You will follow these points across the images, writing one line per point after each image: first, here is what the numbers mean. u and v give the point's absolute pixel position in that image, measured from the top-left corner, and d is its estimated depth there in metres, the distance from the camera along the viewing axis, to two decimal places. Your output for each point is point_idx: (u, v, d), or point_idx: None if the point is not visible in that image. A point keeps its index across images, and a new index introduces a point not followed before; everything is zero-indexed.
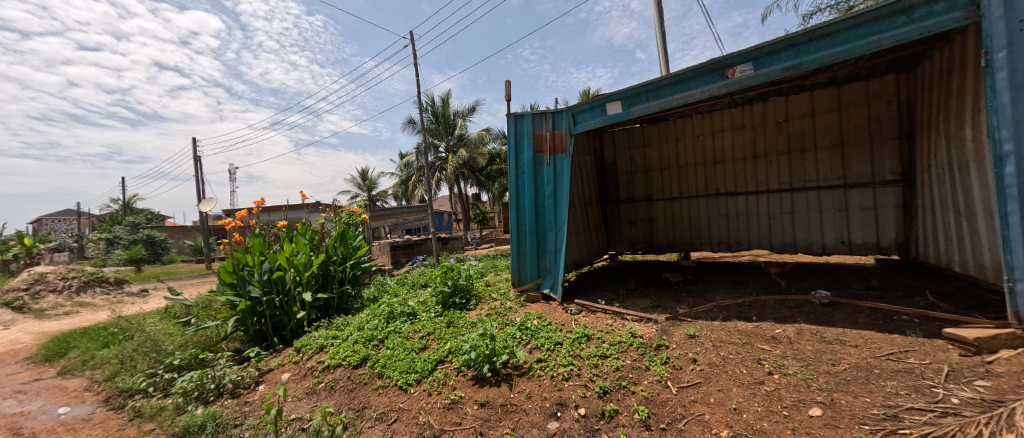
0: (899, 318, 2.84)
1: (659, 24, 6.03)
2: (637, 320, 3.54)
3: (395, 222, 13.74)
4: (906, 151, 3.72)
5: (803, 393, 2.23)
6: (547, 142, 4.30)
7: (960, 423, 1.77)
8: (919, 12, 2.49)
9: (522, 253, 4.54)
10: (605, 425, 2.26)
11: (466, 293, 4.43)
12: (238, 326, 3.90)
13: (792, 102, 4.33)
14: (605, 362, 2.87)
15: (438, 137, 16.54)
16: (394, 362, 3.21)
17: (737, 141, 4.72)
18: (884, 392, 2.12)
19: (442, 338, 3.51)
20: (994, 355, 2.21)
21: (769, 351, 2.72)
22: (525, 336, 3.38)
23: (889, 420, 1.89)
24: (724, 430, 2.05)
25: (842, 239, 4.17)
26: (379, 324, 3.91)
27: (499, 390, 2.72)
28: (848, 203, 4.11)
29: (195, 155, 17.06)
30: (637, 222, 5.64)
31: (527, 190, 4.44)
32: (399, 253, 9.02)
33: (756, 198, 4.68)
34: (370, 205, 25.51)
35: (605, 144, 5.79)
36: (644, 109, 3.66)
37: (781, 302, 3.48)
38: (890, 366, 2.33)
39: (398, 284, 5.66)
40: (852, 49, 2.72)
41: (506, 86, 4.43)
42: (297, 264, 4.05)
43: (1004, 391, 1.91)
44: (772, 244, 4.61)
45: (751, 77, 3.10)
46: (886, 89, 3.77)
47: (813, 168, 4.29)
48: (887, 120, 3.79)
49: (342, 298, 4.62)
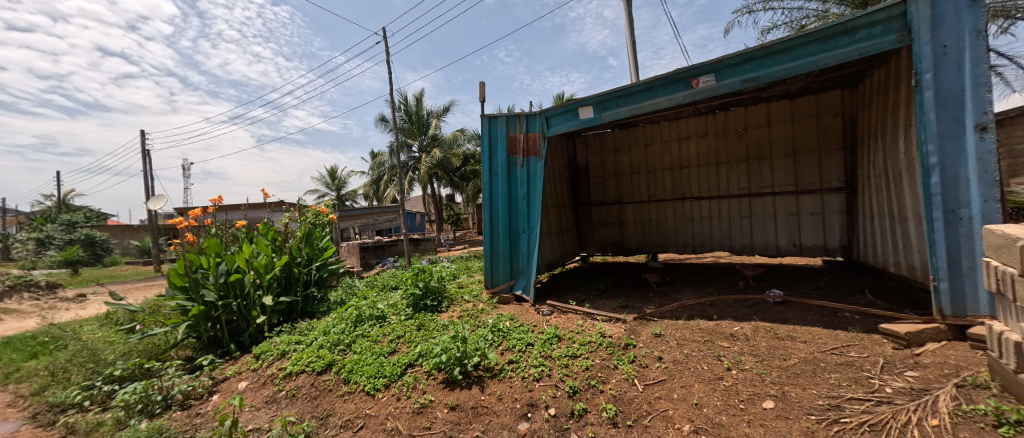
0: (842, 314, 3.06)
1: (630, 33, 6.23)
2: (606, 320, 3.61)
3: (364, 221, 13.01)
4: (849, 160, 4.03)
5: (758, 386, 2.36)
6: (520, 144, 4.33)
7: (893, 411, 1.96)
8: (860, 33, 2.71)
9: (495, 255, 4.53)
10: (574, 424, 2.29)
11: (438, 296, 4.37)
12: (189, 332, 3.66)
13: (751, 112, 4.59)
14: (575, 361, 2.91)
15: (412, 137, 16.29)
16: (361, 367, 3.10)
17: (702, 148, 4.94)
18: (829, 383, 2.28)
19: (413, 341, 3.44)
20: (921, 347, 2.44)
21: (728, 348, 2.86)
22: (497, 338, 3.38)
23: (832, 410, 2.05)
24: (686, 424, 2.14)
25: (794, 241, 4.45)
26: (346, 328, 3.78)
27: (469, 393, 2.69)
28: (800, 208, 4.39)
29: (144, 148, 15.93)
30: (608, 224, 5.78)
31: (501, 191, 4.44)
32: (368, 255, 8.78)
33: (719, 202, 4.91)
34: (340, 205, 24.67)
35: (578, 147, 5.91)
36: (615, 115, 3.76)
37: (739, 301, 3.68)
38: (834, 360, 2.51)
39: (367, 287, 5.50)
40: (804, 65, 2.92)
41: (479, 87, 4.41)
42: (257, 267, 3.83)
43: (929, 381, 2.13)
44: (733, 246, 4.86)
45: (714, 88, 3.25)
46: (833, 103, 4.07)
47: (769, 175, 4.56)
48: (834, 132, 4.10)
49: (307, 301, 4.43)
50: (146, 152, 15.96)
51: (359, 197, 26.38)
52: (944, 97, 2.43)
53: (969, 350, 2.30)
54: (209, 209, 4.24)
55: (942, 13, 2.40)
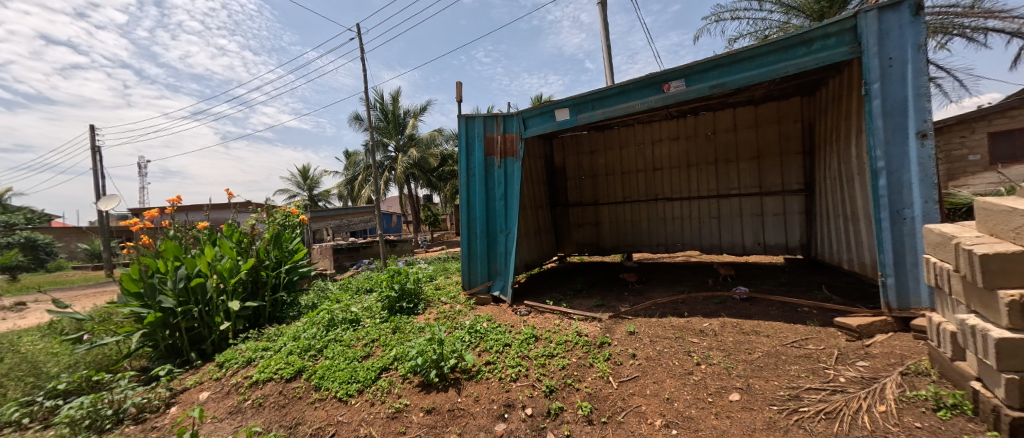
0: (801, 309, 3.24)
1: (605, 38, 6.37)
2: (582, 319, 3.66)
3: (338, 222, 12.53)
4: (808, 163, 4.28)
5: (725, 380, 2.46)
6: (497, 145, 4.33)
7: (846, 399, 2.09)
8: (816, 44, 2.87)
9: (473, 256, 4.51)
10: (550, 423, 2.31)
11: (414, 298, 4.30)
12: (144, 341, 3.44)
13: (719, 116, 4.78)
14: (552, 361, 2.93)
15: (388, 136, 15.98)
16: (333, 372, 3.00)
17: (674, 150, 5.11)
18: (789, 375, 2.41)
19: (388, 345, 3.37)
20: (871, 339, 2.62)
21: (697, 343, 2.96)
22: (474, 339, 3.35)
23: (792, 400, 2.16)
24: (658, 419, 2.20)
25: (759, 241, 4.67)
26: (317, 333, 3.65)
27: (446, 395, 2.65)
28: (764, 209, 4.61)
29: (93, 144, 14.81)
30: (585, 225, 5.87)
31: (478, 192, 4.42)
32: (342, 257, 8.53)
33: (690, 203, 5.08)
34: (313, 205, 23.84)
35: (555, 149, 5.97)
36: (591, 117, 3.82)
37: (708, 298, 3.82)
38: (794, 352, 2.65)
39: (341, 289, 5.35)
40: (767, 73, 3.05)
41: (456, 86, 4.37)
42: (221, 270, 3.65)
43: (878, 370, 2.29)
44: (703, 245, 5.04)
45: (684, 93, 3.36)
46: (793, 109, 4.31)
47: (736, 177, 4.76)
48: (794, 137, 4.34)
49: (275, 306, 4.26)
50: (96, 149, 14.86)
51: (334, 197, 25.60)
52: (890, 106, 2.61)
53: (912, 340, 2.48)
54: (166, 210, 3.98)
55: (887, 29, 2.59)
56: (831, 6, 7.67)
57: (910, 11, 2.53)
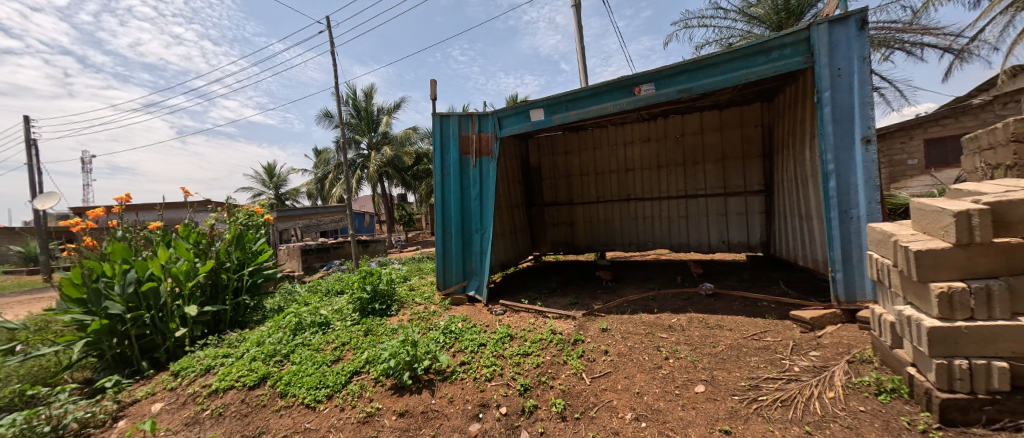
0: (761, 304, 3.43)
1: (579, 40, 6.47)
2: (557, 317, 3.71)
3: (308, 222, 12.16)
4: (768, 166, 4.52)
5: (691, 372, 2.56)
6: (473, 144, 4.30)
7: (799, 387, 2.23)
8: (775, 53, 3.03)
9: (448, 256, 4.46)
10: (524, 421, 2.32)
11: (387, 299, 4.21)
12: (88, 350, 3.18)
13: (687, 120, 4.96)
14: (527, 359, 2.95)
15: (361, 133, 15.57)
16: (300, 378, 2.89)
17: (645, 152, 5.26)
18: (750, 366, 2.54)
19: (359, 347, 3.28)
20: (822, 330, 2.80)
21: (666, 339, 3.07)
22: (449, 340, 3.33)
23: (752, 389, 2.28)
24: (628, 413, 2.26)
25: (724, 239, 4.89)
26: (283, 337, 3.50)
27: (419, 398, 2.61)
28: (729, 209, 4.83)
29: (27, 138, 13.52)
30: (560, 224, 5.94)
31: (453, 192, 4.38)
32: (311, 258, 8.22)
33: (660, 203, 5.25)
34: (280, 205, 22.82)
35: (530, 149, 6.00)
36: (565, 118, 3.87)
37: (676, 294, 3.97)
38: (754, 344, 2.80)
39: (310, 292, 5.15)
40: (730, 79, 3.19)
41: (431, 84, 4.31)
42: (176, 273, 3.43)
43: (828, 358, 2.46)
44: (672, 244, 5.22)
45: (653, 96, 3.47)
46: (754, 114, 4.55)
47: (703, 178, 4.96)
48: (755, 140, 4.57)
49: (238, 310, 4.05)
50: (30, 143, 13.57)
51: (304, 195, 24.62)
52: (839, 113, 2.80)
53: (858, 331, 2.68)
54: (113, 209, 3.71)
55: (837, 41, 2.78)
56: (789, 17, 8.14)
57: (856, 25, 2.73)
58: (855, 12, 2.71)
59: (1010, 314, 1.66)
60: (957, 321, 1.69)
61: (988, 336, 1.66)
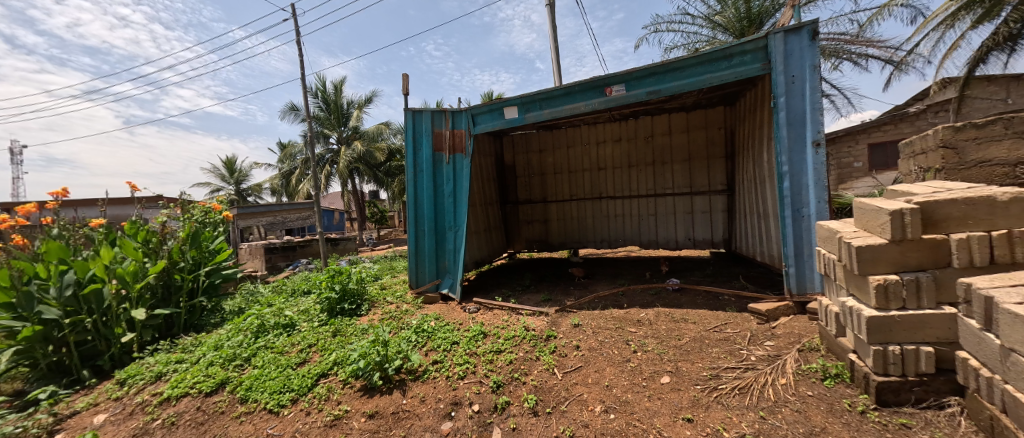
0: (723, 297, 3.61)
1: (553, 40, 6.53)
2: (530, 314, 3.75)
3: (272, 219, 11.32)
4: (730, 166, 4.75)
5: (658, 364, 2.66)
6: (446, 140, 4.26)
7: (755, 375, 2.38)
8: (736, 59, 3.18)
9: (420, 254, 4.40)
10: (497, 417, 2.32)
11: (357, 298, 4.11)
12: (17, 360, 2.88)
13: (656, 121, 5.12)
14: (500, 356, 2.96)
15: (331, 128, 15.03)
16: (262, 382, 2.76)
17: (616, 151, 5.39)
18: (711, 357, 2.67)
19: (327, 349, 3.18)
20: (776, 321, 2.99)
21: (635, 332, 3.17)
22: (421, 339, 3.28)
23: (713, 379, 2.40)
24: (598, 405, 2.32)
25: (690, 236, 5.10)
26: (243, 340, 3.34)
27: (390, 398, 2.57)
28: (695, 207, 5.04)
29: None
30: (534, 222, 6.00)
31: (426, 189, 4.32)
32: (276, 257, 7.88)
33: (631, 201, 5.41)
34: (242, 201, 21.66)
35: (505, 146, 6.01)
36: (538, 116, 3.90)
37: (645, 289, 4.11)
38: (715, 336, 2.94)
39: (274, 292, 4.93)
40: (695, 82, 3.32)
41: (403, 78, 4.21)
42: (123, 274, 3.19)
43: (781, 347, 2.63)
44: (642, 241, 5.39)
45: (624, 97, 3.55)
46: (718, 117, 4.76)
47: (671, 178, 5.14)
48: (719, 142, 4.79)
49: (193, 313, 3.83)
50: None
51: (268, 191, 23.49)
52: (793, 117, 2.98)
53: (807, 321, 2.88)
54: (46, 205, 3.40)
55: (791, 49, 2.96)
56: (750, 26, 8.58)
57: (808, 35, 2.91)
58: (807, 23, 2.89)
59: (935, 303, 1.84)
60: (891, 310, 1.86)
61: (917, 324, 1.84)
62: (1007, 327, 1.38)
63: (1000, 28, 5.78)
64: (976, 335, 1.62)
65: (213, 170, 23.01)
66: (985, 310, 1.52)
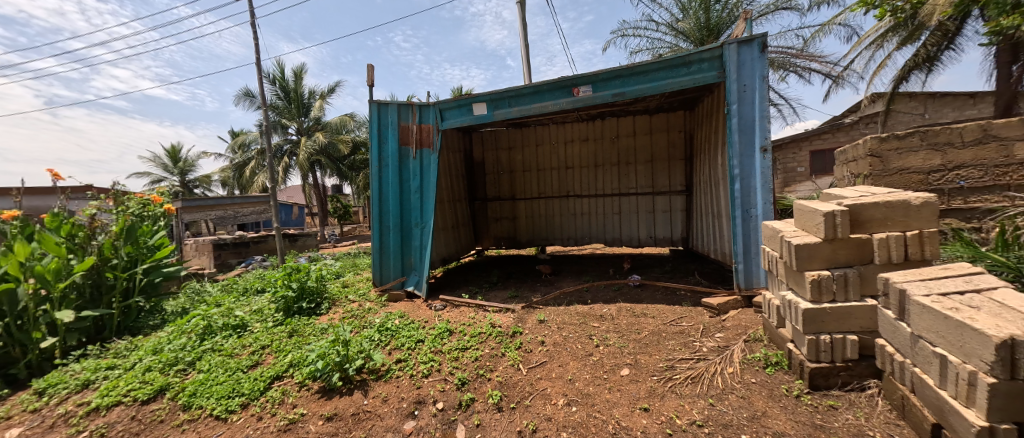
0: (680, 292, 3.81)
1: (523, 37, 6.55)
2: (496, 310, 3.77)
3: (222, 213, 10.45)
4: (689, 168, 4.98)
5: (618, 358, 2.76)
6: (413, 135, 4.17)
7: (706, 365, 2.52)
8: (694, 66, 3.34)
9: (384, 250, 4.27)
10: (461, 414, 2.32)
11: (316, 297, 3.95)
12: None
13: (621, 122, 5.28)
14: (465, 354, 2.95)
15: (290, 118, 14.26)
16: (208, 387, 2.58)
17: (583, 151, 5.52)
18: (667, 349, 2.81)
19: (282, 350, 3.03)
20: (726, 314, 3.20)
21: (597, 327, 3.27)
22: (384, 337, 3.21)
23: (668, 370, 2.54)
24: (561, 399, 2.37)
25: (651, 234, 5.31)
26: (186, 343, 3.11)
27: (350, 399, 2.49)
28: (656, 207, 5.25)
29: None
30: (503, 219, 6.02)
31: (391, 184, 4.20)
32: (226, 254, 7.42)
33: (597, 200, 5.55)
34: (187, 194, 20.00)
35: (474, 142, 5.97)
36: (507, 114, 3.89)
37: (609, 285, 4.25)
38: (672, 329, 3.10)
39: (223, 291, 4.62)
40: (657, 87, 3.45)
41: (367, 69, 4.06)
42: (42, 272, 2.84)
43: (730, 339, 2.82)
44: (607, 239, 5.55)
45: (591, 98, 3.63)
46: (678, 121, 4.98)
47: (635, 178, 5.33)
48: (679, 145, 5.01)
49: (128, 314, 3.51)
50: None
51: (218, 183, 21.86)
52: (743, 124, 3.18)
53: (753, 313, 3.11)
54: None
55: (744, 60, 3.15)
56: (709, 35, 9.03)
57: (758, 47, 3.12)
58: (757, 36, 3.09)
59: (860, 296, 2.05)
60: (822, 303, 2.06)
61: (844, 315, 2.04)
62: (917, 317, 1.56)
63: (919, 50, 6.47)
64: (892, 324, 1.81)
65: (155, 160, 21.10)
66: (899, 303, 1.71)
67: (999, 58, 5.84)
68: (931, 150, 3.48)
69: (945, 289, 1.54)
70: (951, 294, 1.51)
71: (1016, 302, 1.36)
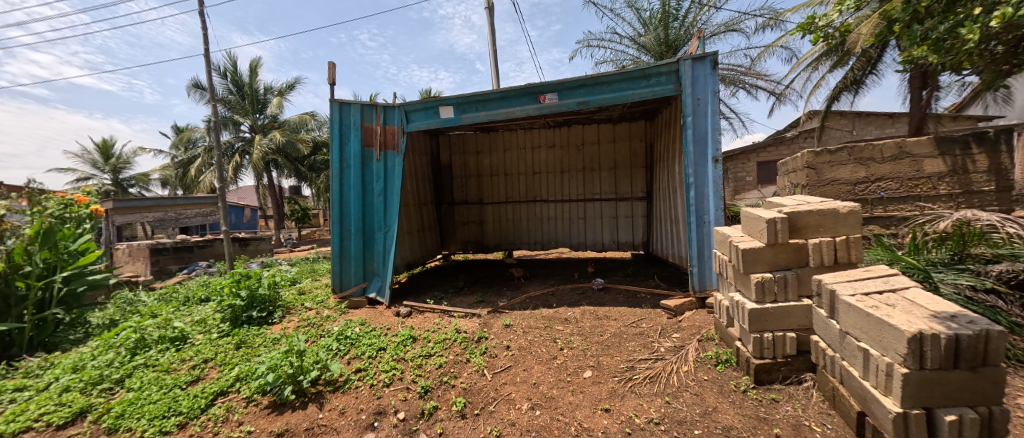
0: (640, 295, 3.96)
1: (492, 43, 6.59)
2: (462, 315, 3.73)
3: (163, 215, 9.66)
4: (649, 176, 5.21)
5: (581, 360, 2.83)
6: (377, 136, 4.05)
7: (663, 364, 2.64)
8: (653, 79, 3.52)
9: (345, 255, 4.12)
10: (423, 423, 2.26)
11: (268, 305, 3.73)
12: None
13: (586, 130, 5.44)
14: (429, 360, 2.89)
15: (243, 114, 13.47)
16: (139, 407, 2.33)
17: (550, 157, 5.62)
18: (628, 350, 2.90)
19: (227, 363, 2.83)
20: (682, 315, 3.37)
21: (562, 331, 3.33)
22: (343, 346, 3.08)
23: (628, 370, 2.62)
24: (525, 403, 2.37)
25: (614, 239, 5.49)
26: (114, 360, 2.82)
27: (304, 413, 2.35)
28: (619, 212, 5.44)
29: None
30: (470, 223, 5.99)
31: (353, 186, 4.06)
32: (166, 260, 6.83)
33: (563, 205, 5.66)
34: (119, 193, 18.13)
35: (441, 146, 5.90)
36: (474, 118, 3.88)
37: (573, 289, 4.34)
38: (632, 331, 3.21)
39: (160, 301, 4.23)
40: (619, 97, 3.59)
41: (329, 66, 3.92)
42: None
43: (685, 338, 2.97)
44: (573, 243, 5.67)
45: (557, 105, 3.71)
46: (639, 130, 5.20)
47: (600, 184, 5.49)
48: (640, 153, 5.23)
49: (42, 328, 3.13)
50: None
51: (158, 182, 20.03)
52: (697, 135, 3.38)
53: (706, 314, 3.30)
54: None
55: (697, 75, 3.36)
56: (667, 51, 9.54)
57: (710, 65, 3.33)
58: (709, 54, 3.31)
59: (797, 296, 2.23)
60: (765, 303, 2.22)
61: (784, 314, 2.21)
62: (845, 315, 1.72)
63: (848, 73, 7.19)
64: (823, 321, 1.99)
65: (82, 156, 19.00)
66: (830, 302, 1.88)
67: (911, 84, 6.63)
68: (857, 164, 3.88)
69: (867, 290, 1.72)
70: (872, 294, 1.68)
71: (923, 300, 1.54)
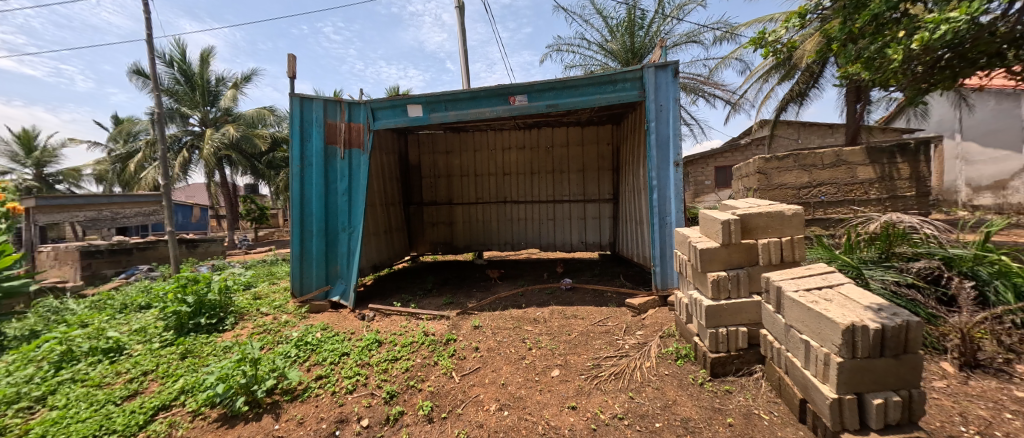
0: (607, 294, 4.08)
1: (462, 43, 6.55)
2: (430, 318, 3.67)
3: (96, 214, 8.65)
4: (615, 178, 5.38)
5: (549, 359, 2.87)
6: (341, 133, 3.91)
7: (627, 361, 2.73)
8: (619, 85, 3.63)
9: (305, 256, 3.94)
10: (388, 429, 2.20)
11: (219, 312, 3.49)
12: None
13: (556, 132, 5.53)
14: (395, 364, 2.83)
15: (191, 106, 12.49)
16: (65, 426, 2.08)
17: (520, 158, 5.66)
18: (594, 348, 2.98)
19: (171, 375, 2.62)
20: (646, 312, 3.50)
21: (531, 331, 3.36)
22: (303, 353, 2.95)
23: (594, 368, 2.69)
24: (493, 404, 2.37)
25: (583, 239, 5.61)
26: (33, 376, 2.52)
27: (258, 425, 2.22)
28: (588, 213, 5.56)
29: None
30: (439, 224, 5.90)
31: (315, 185, 3.89)
32: (99, 263, 6.21)
33: (533, 206, 5.72)
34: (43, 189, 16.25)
35: (409, 145, 5.78)
36: (443, 117, 3.83)
37: (543, 289, 4.39)
38: (599, 329, 3.30)
39: (91, 309, 3.84)
40: (588, 101, 3.68)
41: (289, 59, 3.73)
42: None
43: (648, 335, 3.09)
44: (542, 244, 5.74)
45: (526, 107, 3.74)
46: (606, 134, 5.36)
47: (569, 186, 5.59)
48: (607, 156, 5.39)
49: None
50: None
51: (91, 178, 18.14)
52: (660, 140, 3.53)
53: (667, 312, 3.45)
54: None
55: (660, 83, 3.51)
56: (633, 58, 9.89)
57: (672, 73, 3.49)
58: (671, 62, 3.47)
59: (748, 293, 2.38)
60: (721, 300, 2.35)
61: (737, 309, 2.35)
62: (789, 309, 1.86)
63: (794, 86, 7.79)
64: (771, 316, 2.13)
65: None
66: (777, 298, 2.02)
67: (848, 97, 7.28)
68: (801, 170, 4.19)
69: (808, 286, 1.87)
70: (813, 290, 1.83)
71: (855, 294, 1.69)
